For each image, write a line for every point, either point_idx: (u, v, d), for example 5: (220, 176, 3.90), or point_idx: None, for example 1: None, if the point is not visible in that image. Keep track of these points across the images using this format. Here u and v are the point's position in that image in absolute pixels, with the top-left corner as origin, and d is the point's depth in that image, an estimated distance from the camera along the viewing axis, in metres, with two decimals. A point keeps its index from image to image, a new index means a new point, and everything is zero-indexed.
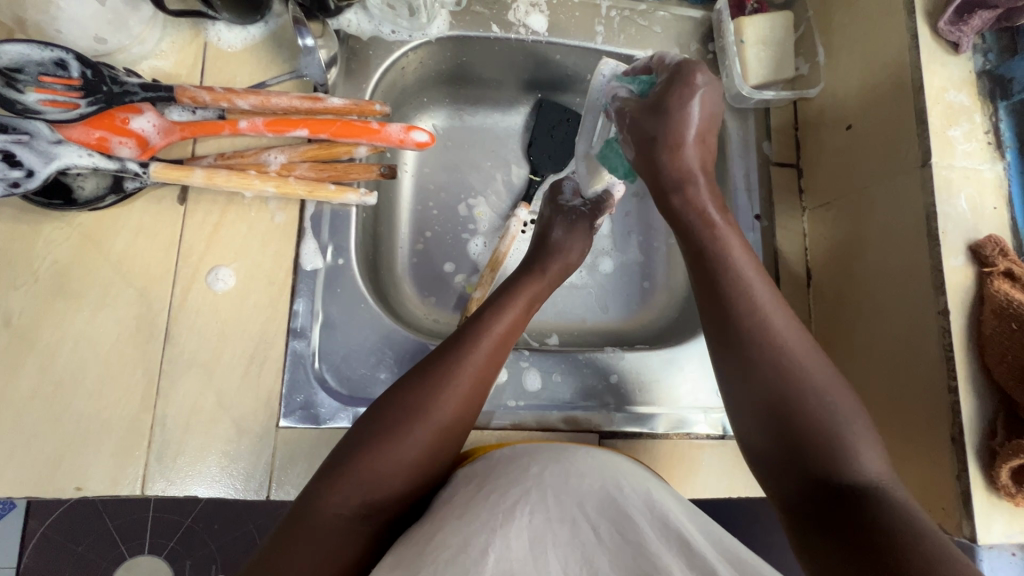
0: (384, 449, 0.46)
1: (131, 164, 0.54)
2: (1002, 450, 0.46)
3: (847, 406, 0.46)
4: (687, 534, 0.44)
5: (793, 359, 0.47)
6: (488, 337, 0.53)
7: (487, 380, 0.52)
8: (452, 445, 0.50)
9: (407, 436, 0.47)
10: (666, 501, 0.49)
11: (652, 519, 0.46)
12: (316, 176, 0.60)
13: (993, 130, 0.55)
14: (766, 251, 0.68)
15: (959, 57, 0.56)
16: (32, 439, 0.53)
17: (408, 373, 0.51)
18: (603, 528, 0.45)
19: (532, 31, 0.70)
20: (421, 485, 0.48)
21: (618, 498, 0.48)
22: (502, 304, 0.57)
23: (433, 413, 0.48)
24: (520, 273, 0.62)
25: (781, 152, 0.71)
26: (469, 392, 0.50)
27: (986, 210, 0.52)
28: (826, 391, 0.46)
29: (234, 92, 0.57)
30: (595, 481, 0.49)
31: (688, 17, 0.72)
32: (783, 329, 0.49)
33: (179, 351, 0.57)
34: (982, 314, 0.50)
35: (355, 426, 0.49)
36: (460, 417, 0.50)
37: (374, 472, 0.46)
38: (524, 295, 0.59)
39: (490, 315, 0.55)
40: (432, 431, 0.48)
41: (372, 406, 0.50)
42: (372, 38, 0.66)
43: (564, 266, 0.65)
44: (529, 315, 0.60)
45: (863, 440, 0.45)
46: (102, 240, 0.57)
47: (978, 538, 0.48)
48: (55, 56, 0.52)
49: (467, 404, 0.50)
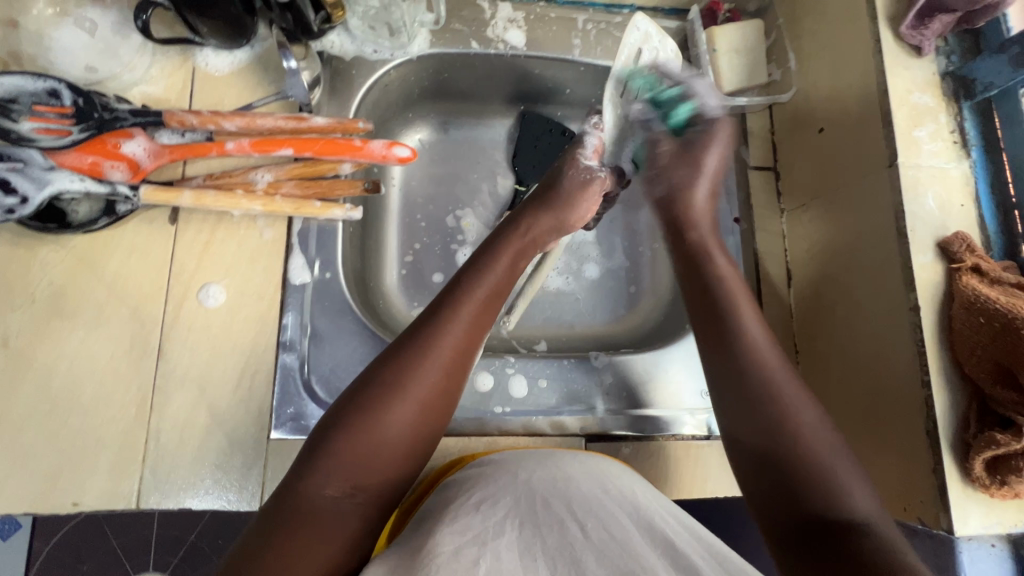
0: (372, 427, 0.45)
1: (123, 186, 0.56)
2: (975, 442, 0.47)
3: (826, 441, 0.46)
4: (671, 535, 0.46)
5: (775, 387, 0.48)
6: (473, 305, 0.52)
7: (470, 349, 0.51)
8: (441, 418, 0.49)
9: (393, 411, 0.46)
10: (651, 504, 0.50)
11: (638, 523, 0.47)
12: (302, 193, 0.62)
13: (958, 130, 0.56)
14: (746, 254, 0.70)
15: (922, 60, 0.57)
16: (30, 457, 0.54)
17: (389, 348, 0.49)
18: (592, 528, 0.46)
19: (511, 46, 0.72)
20: (410, 464, 0.47)
21: (605, 502, 0.49)
22: (484, 267, 0.55)
23: (424, 388, 0.47)
24: (504, 227, 0.60)
25: (758, 156, 0.72)
26: (457, 364, 0.50)
27: (954, 208, 0.54)
28: (807, 420, 0.47)
29: (220, 114, 0.60)
30: (580, 484, 0.51)
31: (663, 27, 0.74)
32: (763, 355, 0.50)
33: (172, 367, 0.58)
34: (952, 309, 0.51)
35: (336, 405, 0.47)
36: (444, 391, 0.49)
37: (365, 452, 0.45)
38: (509, 253, 0.57)
39: (471, 279, 0.54)
40: (420, 406, 0.47)
41: (353, 382, 0.48)
42: (354, 58, 0.68)
43: (561, 224, 0.62)
44: (516, 274, 0.58)
45: (844, 471, 0.45)
46: (96, 262, 0.59)
47: (955, 530, 0.48)
48: (48, 85, 0.54)
49: (450, 380, 0.49)
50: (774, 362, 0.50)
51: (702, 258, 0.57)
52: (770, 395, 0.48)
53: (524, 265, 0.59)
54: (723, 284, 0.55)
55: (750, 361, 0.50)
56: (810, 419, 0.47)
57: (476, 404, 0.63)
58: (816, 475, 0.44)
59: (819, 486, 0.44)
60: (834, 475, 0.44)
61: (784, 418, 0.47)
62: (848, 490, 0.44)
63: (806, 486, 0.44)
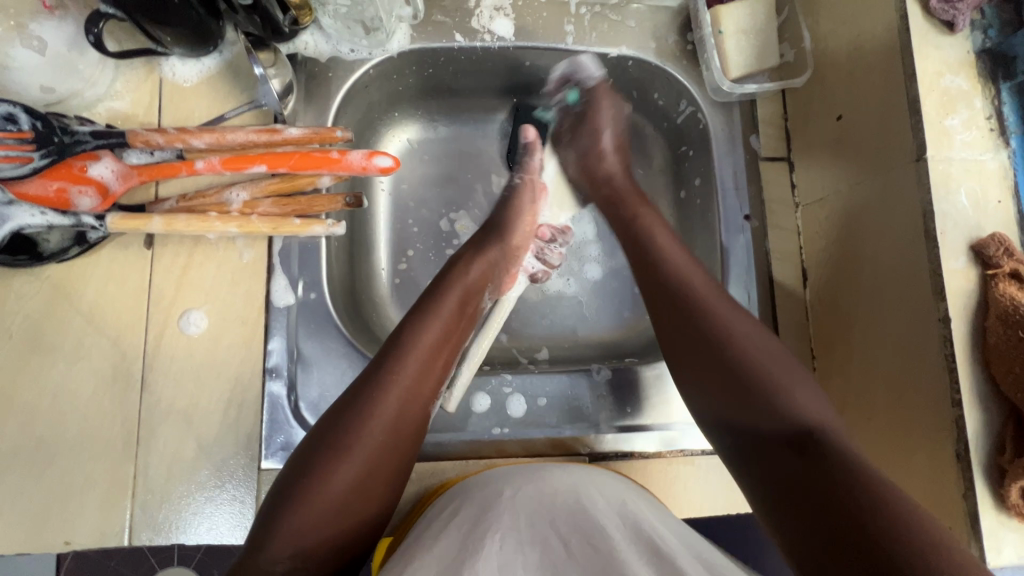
0: (319, 491, 0.45)
1: (88, 217, 0.54)
2: (1010, 467, 0.43)
3: (774, 359, 0.49)
4: (659, 539, 0.45)
5: (729, 330, 0.51)
6: (419, 354, 0.51)
7: (421, 394, 0.51)
8: (392, 476, 0.49)
9: (338, 476, 0.45)
10: (640, 508, 0.48)
11: (625, 528, 0.46)
12: (280, 211, 0.58)
13: (995, 115, 0.50)
14: (758, 253, 0.65)
15: (956, 37, 0.51)
16: (18, 496, 0.53)
17: (337, 403, 0.49)
18: (574, 544, 0.46)
19: (498, 37, 0.67)
20: (363, 506, 0.47)
21: (593, 512, 0.48)
22: (428, 309, 0.55)
23: (369, 447, 0.47)
24: (447, 268, 0.59)
25: (770, 146, 0.67)
26: (404, 423, 0.49)
27: (990, 204, 0.48)
28: (746, 349, 0.50)
29: (188, 131, 0.56)
30: (568, 495, 0.49)
31: (664, 7, 0.68)
32: (710, 299, 0.53)
33: (157, 399, 0.56)
34: (985, 320, 0.46)
35: (289, 463, 0.47)
36: (398, 439, 0.49)
37: (315, 516, 0.44)
38: (456, 293, 0.57)
39: (410, 339, 0.52)
40: (366, 466, 0.46)
41: (304, 440, 0.48)
42: (331, 59, 0.64)
43: (507, 254, 0.63)
44: (466, 311, 0.57)
45: (795, 385, 0.48)
46: (72, 293, 0.57)
47: (987, 559, 0.44)
48: (4, 110, 0.51)
49: (398, 424, 0.49)
50: (727, 313, 0.52)
51: (644, 223, 0.60)
52: (723, 335, 0.51)
53: (474, 303, 0.59)
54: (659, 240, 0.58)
55: (700, 311, 0.52)
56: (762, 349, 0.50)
57: (473, 425, 0.61)
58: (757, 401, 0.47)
59: (770, 398, 0.47)
60: (783, 395, 0.47)
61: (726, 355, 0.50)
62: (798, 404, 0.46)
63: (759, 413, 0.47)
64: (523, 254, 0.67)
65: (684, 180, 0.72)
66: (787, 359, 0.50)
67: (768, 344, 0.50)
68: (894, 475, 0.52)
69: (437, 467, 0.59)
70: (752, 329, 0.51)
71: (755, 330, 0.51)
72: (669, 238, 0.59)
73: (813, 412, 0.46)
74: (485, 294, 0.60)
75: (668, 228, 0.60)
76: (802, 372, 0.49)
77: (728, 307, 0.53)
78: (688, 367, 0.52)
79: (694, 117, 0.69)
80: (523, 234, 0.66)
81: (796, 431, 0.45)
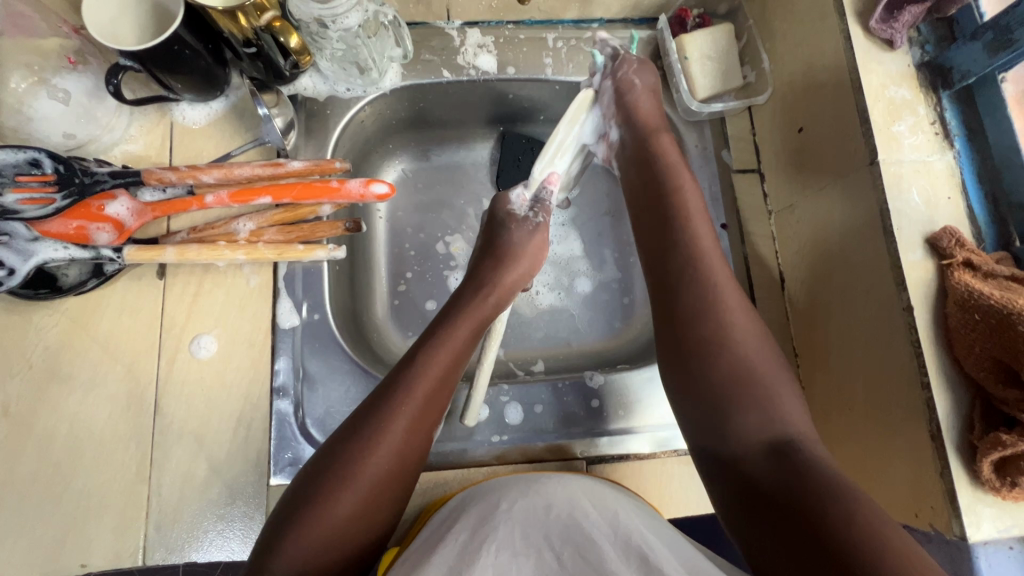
0: (328, 503, 0.47)
1: (106, 250, 0.57)
2: (981, 443, 0.45)
3: (753, 352, 0.53)
4: (648, 549, 0.47)
5: (742, 375, 0.52)
6: (433, 368, 0.54)
7: (433, 407, 0.54)
8: (400, 487, 0.51)
9: (347, 487, 0.48)
10: (631, 520, 0.50)
11: (615, 539, 0.48)
12: (284, 238, 0.62)
13: (939, 121, 0.55)
14: (736, 259, 0.69)
15: (896, 53, 0.56)
16: (36, 521, 0.55)
17: (353, 417, 0.52)
18: (567, 556, 0.48)
19: (482, 71, 0.72)
20: (372, 516, 0.49)
21: (583, 526, 0.49)
22: (445, 333, 0.57)
23: (384, 455, 0.49)
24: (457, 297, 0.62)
25: (741, 159, 0.72)
26: (415, 439, 0.52)
27: (941, 201, 0.52)
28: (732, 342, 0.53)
29: (198, 168, 0.61)
30: (562, 510, 0.51)
31: (634, 38, 0.74)
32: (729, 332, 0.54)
33: (169, 421, 0.59)
34: (946, 306, 0.49)
35: (303, 474, 0.50)
36: (406, 454, 0.51)
37: (324, 528, 0.46)
38: (467, 320, 0.59)
39: (425, 352, 0.55)
40: (377, 476, 0.49)
41: (318, 454, 0.51)
42: (329, 98, 0.69)
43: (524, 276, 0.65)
44: (477, 337, 0.60)
45: (786, 399, 0.51)
46: (88, 324, 0.60)
47: (968, 536, 0.46)
48: (28, 156, 0.54)
49: (411, 435, 0.51)
50: (751, 344, 0.54)
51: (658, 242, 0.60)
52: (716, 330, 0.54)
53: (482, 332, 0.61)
54: (687, 271, 0.57)
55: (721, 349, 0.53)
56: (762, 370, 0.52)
57: (473, 434, 0.63)
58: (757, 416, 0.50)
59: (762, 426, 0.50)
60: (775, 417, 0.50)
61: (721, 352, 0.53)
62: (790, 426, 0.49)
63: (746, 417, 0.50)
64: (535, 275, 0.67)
65: None
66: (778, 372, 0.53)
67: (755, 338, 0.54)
68: (880, 466, 0.54)
69: (440, 477, 0.61)
70: (753, 335, 0.54)
71: (766, 360, 0.53)
72: (697, 230, 0.59)
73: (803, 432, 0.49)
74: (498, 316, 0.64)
75: (704, 216, 0.61)
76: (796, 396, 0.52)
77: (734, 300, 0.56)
78: (687, 347, 0.54)
79: (669, 136, 0.74)
80: (527, 264, 0.65)
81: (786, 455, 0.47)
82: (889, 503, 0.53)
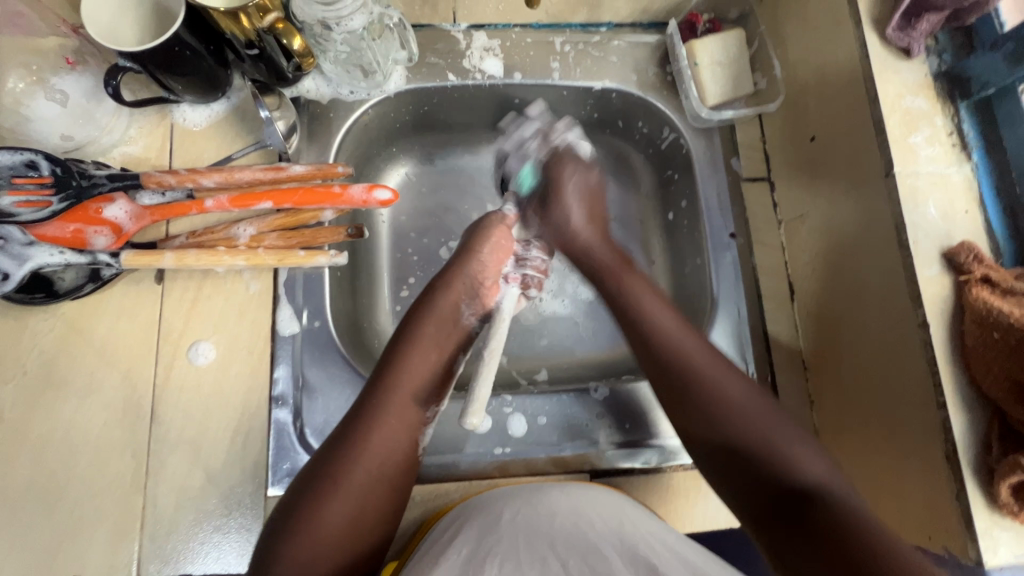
0: (313, 525, 0.46)
1: (103, 255, 0.56)
2: (998, 466, 0.44)
3: (738, 397, 0.52)
4: (656, 560, 0.46)
5: (733, 412, 0.51)
6: (399, 404, 0.53)
7: (406, 427, 0.53)
8: (385, 505, 0.50)
9: (328, 507, 0.47)
10: (641, 530, 0.49)
11: (623, 552, 0.47)
12: (285, 244, 0.61)
13: (956, 132, 0.53)
14: (745, 268, 0.67)
15: (913, 61, 0.55)
16: (28, 531, 0.54)
17: (327, 443, 0.51)
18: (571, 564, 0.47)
19: (488, 75, 0.71)
20: (360, 535, 0.48)
21: (591, 535, 0.49)
22: (406, 345, 0.57)
23: (364, 474, 0.49)
24: (417, 304, 0.60)
25: (750, 168, 0.70)
26: (392, 458, 0.51)
27: (958, 215, 0.51)
28: (714, 384, 0.53)
29: (198, 172, 0.60)
30: (568, 520, 0.50)
31: (643, 42, 0.73)
32: (703, 366, 0.54)
33: (166, 429, 0.58)
34: (963, 324, 0.48)
35: (282, 501, 0.48)
36: (384, 474, 0.51)
37: (311, 551, 0.45)
38: (428, 325, 0.58)
39: (389, 371, 0.55)
40: (359, 497, 0.48)
41: (296, 479, 0.50)
42: (332, 100, 0.67)
43: (479, 266, 0.63)
44: (444, 346, 0.59)
45: (794, 443, 0.49)
46: (84, 329, 0.59)
47: (985, 561, 0.44)
48: (25, 158, 0.52)
49: (387, 458, 0.51)
50: (732, 384, 0.53)
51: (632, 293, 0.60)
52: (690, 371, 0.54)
53: (449, 338, 0.60)
54: (655, 320, 0.58)
55: (697, 378, 0.54)
56: (743, 397, 0.52)
57: (475, 446, 0.62)
58: (768, 455, 0.49)
59: (761, 449, 0.49)
60: (784, 450, 0.49)
61: (702, 393, 0.53)
62: (800, 461, 0.48)
63: (751, 458, 0.49)
64: (499, 266, 0.65)
65: (671, 202, 0.75)
66: (779, 415, 0.51)
67: (735, 378, 0.54)
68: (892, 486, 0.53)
69: (441, 489, 0.59)
70: (726, 373, 0.54)
71: (754, 394, 0.52)
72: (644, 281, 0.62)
73: (816, 469, 0.47)
74: (463, 308, 0.61)
75: (647, 283, 0.62)
76: (798, 427, 0.51)
77: (694, 341, 0.56)
78: (684, 420, 0.54)
79: (677, 143, 0.72)
80: (489, 264, 0.64)
81: (801, 490, 0.46)
82: (900, 522, 0.52)
